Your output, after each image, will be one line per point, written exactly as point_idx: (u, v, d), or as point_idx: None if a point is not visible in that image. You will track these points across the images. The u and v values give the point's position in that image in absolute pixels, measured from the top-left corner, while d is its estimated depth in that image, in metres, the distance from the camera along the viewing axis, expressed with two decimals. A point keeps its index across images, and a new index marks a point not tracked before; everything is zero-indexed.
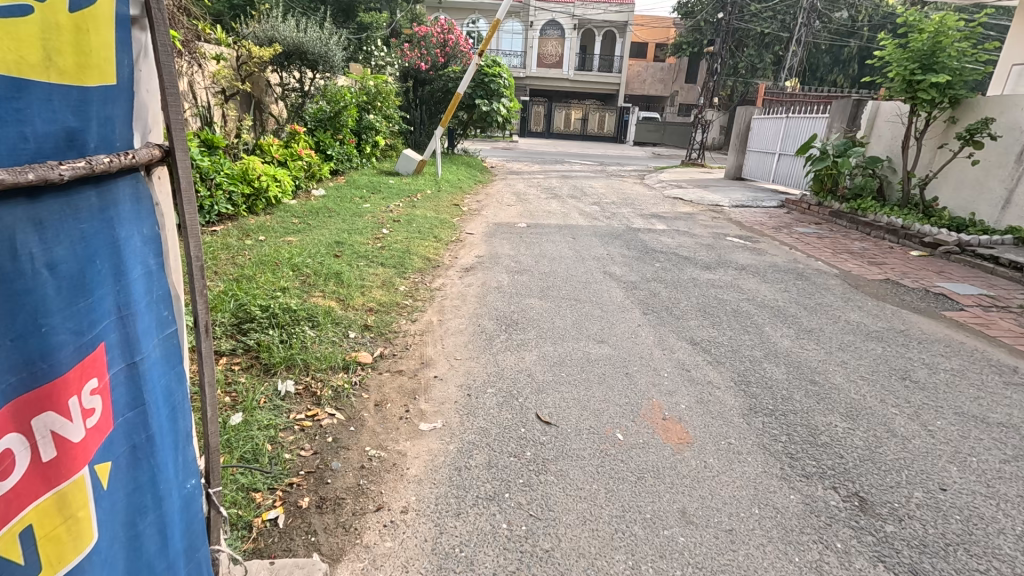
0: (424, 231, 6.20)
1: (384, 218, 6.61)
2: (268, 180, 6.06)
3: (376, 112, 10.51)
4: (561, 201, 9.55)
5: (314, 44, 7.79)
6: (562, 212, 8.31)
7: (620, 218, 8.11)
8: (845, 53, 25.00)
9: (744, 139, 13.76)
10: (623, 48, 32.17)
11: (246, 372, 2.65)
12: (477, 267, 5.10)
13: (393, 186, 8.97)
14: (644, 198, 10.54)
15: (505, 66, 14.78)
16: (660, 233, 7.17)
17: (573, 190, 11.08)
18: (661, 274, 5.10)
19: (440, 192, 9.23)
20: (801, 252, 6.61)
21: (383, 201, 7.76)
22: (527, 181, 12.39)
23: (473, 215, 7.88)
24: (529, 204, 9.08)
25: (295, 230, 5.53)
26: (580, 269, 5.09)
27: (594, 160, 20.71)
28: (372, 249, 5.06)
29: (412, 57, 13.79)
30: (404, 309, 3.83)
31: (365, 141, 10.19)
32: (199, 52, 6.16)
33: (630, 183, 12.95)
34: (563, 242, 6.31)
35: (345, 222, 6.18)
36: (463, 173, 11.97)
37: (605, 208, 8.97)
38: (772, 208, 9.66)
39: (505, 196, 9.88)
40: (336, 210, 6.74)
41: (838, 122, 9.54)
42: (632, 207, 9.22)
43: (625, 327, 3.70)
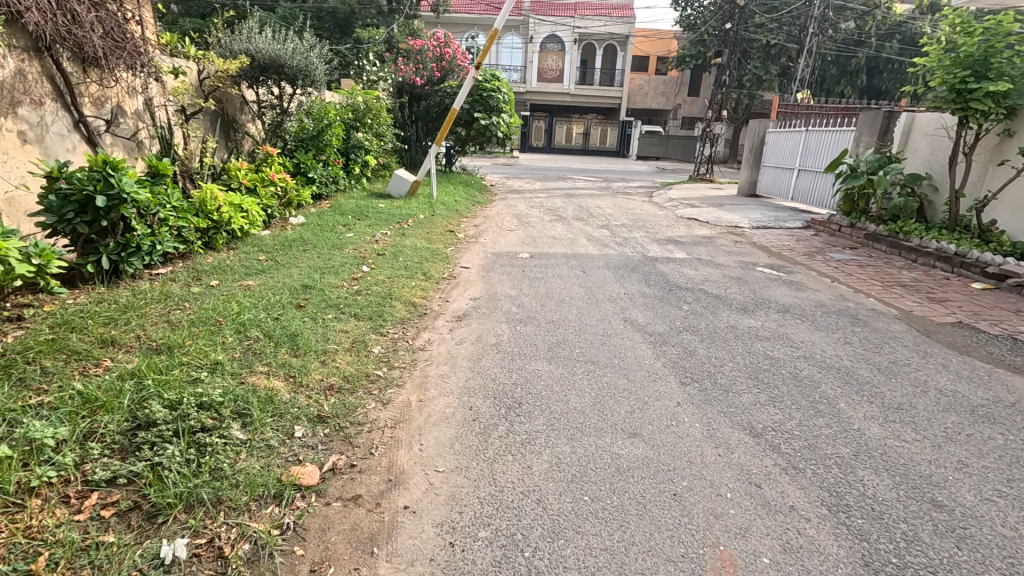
0: (411, 267, 5.39)
1: (367, 251, 5.82)
2: (231, 211, 5.26)
3: (365, 131, 9.79)
4: (566, 225, 8.75)
5: (293, 57, 7.08)
6: (569, 239, 7.50)
7: (632, 245, 7.29)
8: (853, 64, 24.40)
9: (758, 154, 13.03)
10: (624, 61, 31.66)
11: (118, 524, 1.79)
12: (472, 314, 4.27)
13: (382, 210, 8.18)
14: (656, 218, 9.75)
15: (504, 81, 14.14)
16: (680, 263, 6.35)
17: (578, 211, 10.29)
18: (692, 321, 4.26)
19: (434, 216, 8.44)
20: (845, 284, 5.77)
21: (369, 229, 6.98)
22: (529, 201, 11.63)
23: (470, 243, 7.09)
24: (532, 229, 8.29)
25: (259, 270, 4.72)
26: (594, 316, 4.26)
27: (599, 175, 20.02)
28: (345, 295, 4.24)
29: (407, 71, 13.09)
30: (373, 385, 2.99)
31: (354, 161, 9.46)
32: (155, 65, 5.40)
33: (639, 202, 12.17)
34: (572, 277, 5.49)
35: (322, 257, 5.39)
36: (460, 193, 11.22)
37: (615, 232, 8.16)
38: (797, 230, 8.85)
39: (506, 219, 9.10)
40: (313, 242, 5.95)
41: (868, 135, 8.75)
42: (645, 231, 8.40)
43: (661, 408, 2.85)
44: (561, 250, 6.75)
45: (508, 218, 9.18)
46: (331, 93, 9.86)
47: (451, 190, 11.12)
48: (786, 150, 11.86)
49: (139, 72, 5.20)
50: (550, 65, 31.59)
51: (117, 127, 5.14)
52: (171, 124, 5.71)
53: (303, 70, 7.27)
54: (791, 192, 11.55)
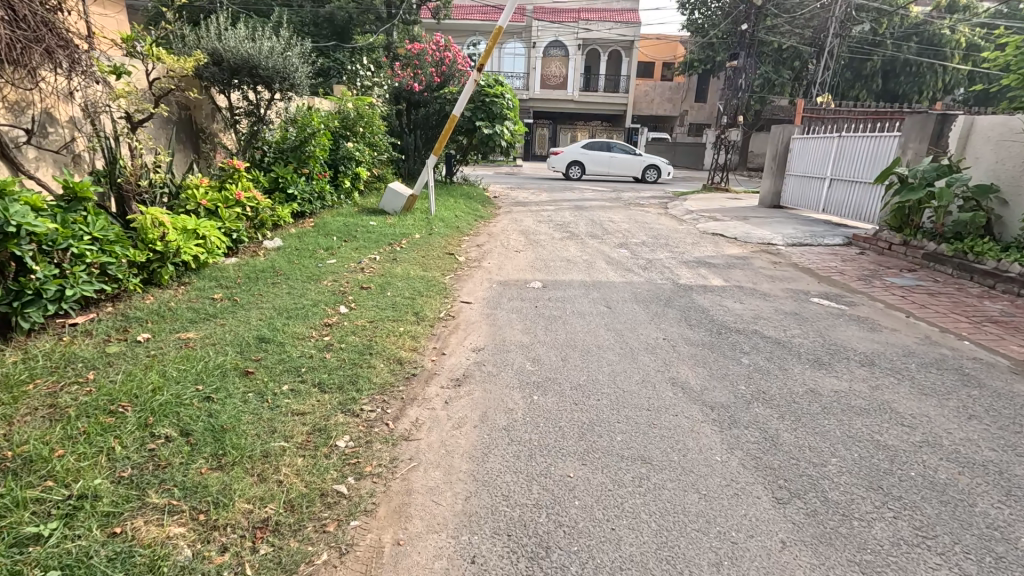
0: (401, 303, 4.46)
1: (349, 283, 4.90)
2: (180, 239, 4.34)
3: (356, 140, 8.90)
4: (581, 243, 7.80)
5: (267, 57, 6.18)
6: (586, 261, 6.55)
7: (659, 269, 6.33)
8: (868, 67, 23.59)
9: (783, 162, 12.11)
10: (630, 67, 30.88)
11: None
12: (474, 375, 3.32)
13: (372, 229, 7.27)
14: (679, 235, 8.80)
15: (508, 86, 13.30)
16: (719, 293, 5.38)
17: (591, 226, 9.34)
18: (760, 383, 3.29)
19: (431, 235, 7.52)
20: (923, 320, 4.81)
21: (356, 253, 6.08)
22: (536, 215, 10.70)
23: (472, 268, 6.15)
24: (541, 249, 7.34)
25: (207, 316, 3.77)
26: (632, 378, 3.30)
27: (606, 184, 19.16)
28: (309, 353, 3.29)
29: (404, 77, 12.24)
30: (330, 515, 2.03)
31: (344, 174, 8.58)
32: (94, 63, 4.45)
33: (655, 215, 11.22)
34: (595, 314, 4.55)
35: (292, 293, 4.46)
36: (461, 207, 10.32)
37: (637, 253, 7.20)
38: (840, 248, 7.89)
39: (511, 237, 8.20)
40: (285, 273, 5.03)
41: (916, 141, 7.79)
42: (670, 251, 7.44)
43: (762, 559, 1.88)
44: (577, 276, 5.79)
45: (514, 236, 8.26)
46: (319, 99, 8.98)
47: (451, 204, 10.21)
48: (816, 158, 10.93)
49: (72, 71, 4.25)
50: (554, 71, 30.82)
51: (43, 139, 4.27)
52: (115, 134, 4.78)
53: (281, 71, 6.36)
54: (821, 203, 10.63)
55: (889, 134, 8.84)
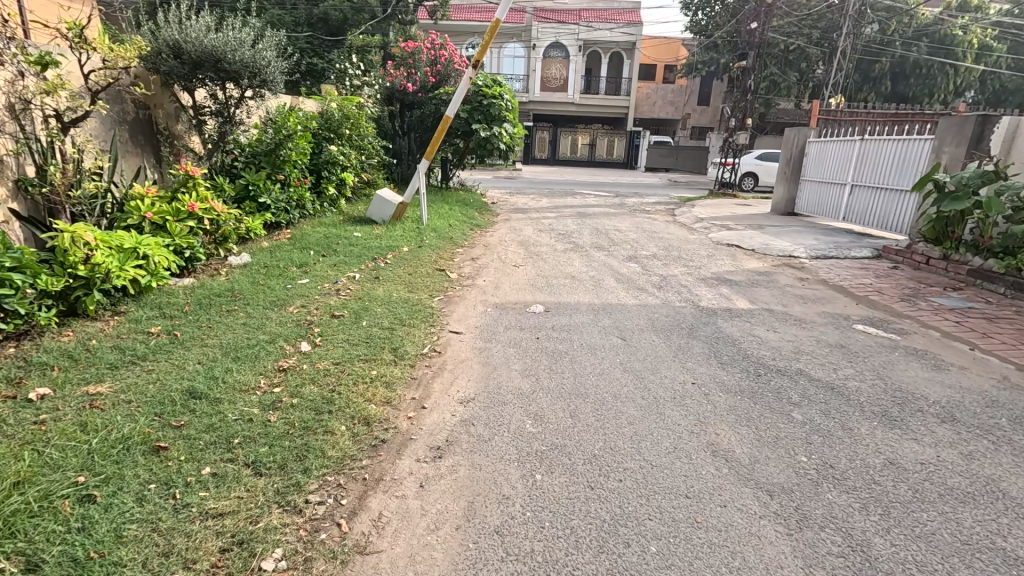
0: (376, 337, 3.75)
1: (319, 309, 4.19)
2: (113, 261, 3.65)
3: (340, 143, 8.22)
4: (586, 256, 7.11)
5: (233, 49, 5.46)
6: (594, 279, 5.86)
7: (675, 287, 5.64)
8: (876, 69, 22.99)
9: (797, 167, 11.45)
10: (631, 70, 30.29)
11: None
12: (459, 442, 2.62)
13: (355, 242, 6.58)
14: (692, 246, 8.11)
15: (506, 86, 12.66)
16: (748, 319, 4.69)
17: (596, 236, 8.64)
18: (823, 452, 2.59)
19: (421, 248, 6.83)
20: (989, 352, 4.13)
21: (333, 270, 5.38)
22: (536, 224, 10.02)
23: (464, 287, 5.46)
24: (542, 263, 6.66)
25: (132, 359, 3.08)
26: (660, 446, 2.60)
27: (608, 189, 18.49)
28: (249, 415, 2.58)
29: (398, 76, 11.57)
30: None
31: (327, 180, 7.89)
32: (10, 52, 3.72)
33: (663, 223, 10.52)
34: (607, 349, 3.85)
35: (247, 325, 3.76)
36: (455, 214, 9.63)
37: (650, 268, 6.50)
38: (870, 261, 7.20)
39: (509, 249, 7.51)
40: (245, 296, 4.33)
41: (952, 145, 7.14)
42: (685, 265, 6.74)
43: None
44: (584, 298, 5.09)
45: (513, 248, 7.58)
46: (301, 99, 8.28)
47: (445, 211, 9.52)
48: (834, 163, 10.27)
49: None
50: (554, 73, 30.21)
51: None
52: (39, 135, 4.04)
53: (252, 66, 5.66)
54: (841, 211, 9.98)
55: (920, 137, 8.18)
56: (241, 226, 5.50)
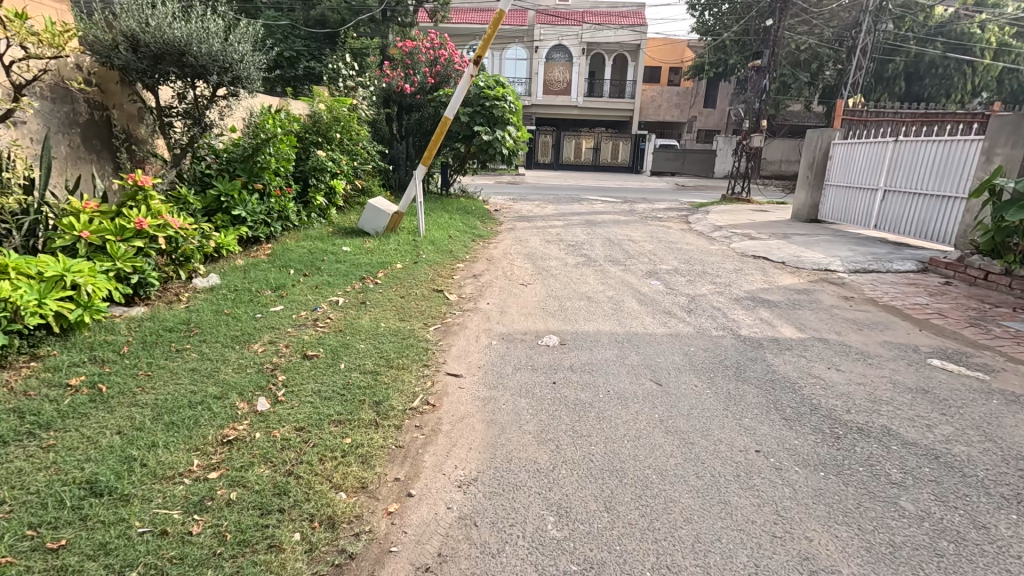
0: (356, 388, 3.02)
1: (290, 348, 3.47)
2: (26, 296, 2.96)
3: (330, 148, 7.54)
4: (601, 272, 6.39)
5: (199, 40, 4.75)
6: (613, 300, 5.14)
7: (708, 311, 4.92)
8: (891, 69, 22.27)
9: (821, 171, 10.76)
10: (636, 72, 29.66)
11: None
12: (457, 559, 1.89)
13: (342, 258, 5.87)
14: (715, 259, 7.38)
15: (510, 88, 12.02)
16: (802, 353, 3.96)
17: (609, 248, 7.93)
18: (963, 573, 1.85)
19: (416, 264, 6.11)
20: None
21: (314, 294, 4.67)
22: (542, 234, 9.31)
23: (464, 311, 4.74)
24: (552, 280, 5.95)
25: (28, 429, 2.37)
26: (736, 566, 1.87)
27: (616, 195, 17.78)
28: (162, 525, 1.87)
29: (395, 77, 10.97)
30: None
31: (316, 188, 7.21)
32: None
33: (679, 232, 9.80)
34: (641, 398, 3.13)
35: (195, 372, 3.04)
36: (455, 225, 8.92)
37: (674, 286, 5.78)
38: (917, 276, 6.46)
39: (514, 264, 6.80)
40: (202, 330, 3.62)
41: (1006, 145, 6.43)
42: (713, 283, 6.02)
43: None
44: (605, 327, 4.37)
45: (519, 262, 6.88)
46: (286, 100, 7.62)
47: (445, 221, 8.81)
48: (863, 167, 9.58)
49: None
50: (557, 77, 29.61)
51: None
52: None
53: (221, 60, 4.96)
54: (872, 218, 9.27)
55: (965, 139, 7.49)
56: (209, 243, 4.79)
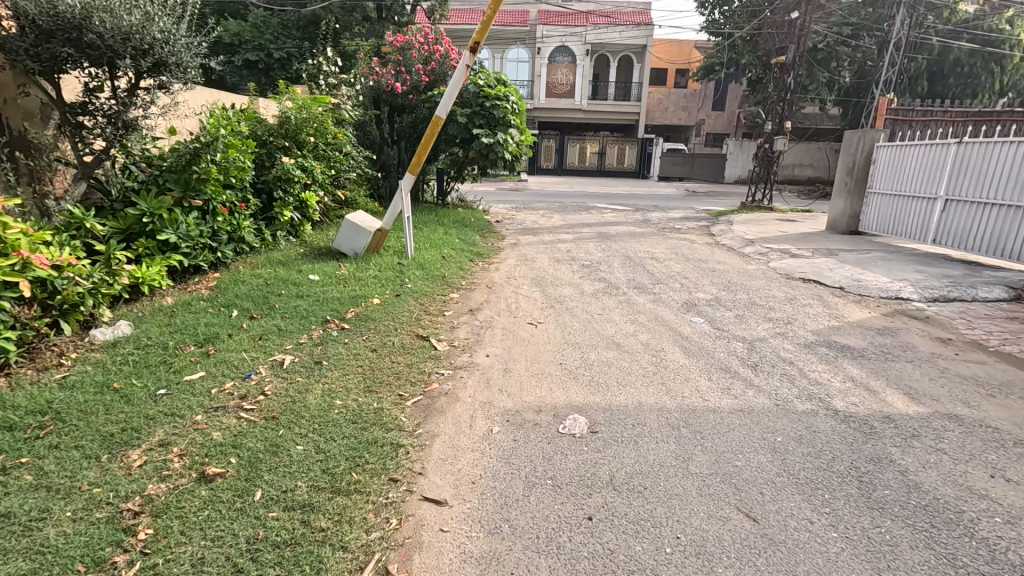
0: (265, 552, 1.84)
1: (182, 459, 2.28)
2: None
3: (300, 155, 6.35)
4: (627, 305, 5.21)
5: (99, 11, 3.57)
6: (650, 351, 3.96)
7: (779, 366, 3.73)
8: (913, 68, 21.14)
9: (862, 177, 9.59)
10: (642, 74, 28.59)
11: None
12: None
13: (305, 292, 4.69)
14: (759, 284, 6.21)
15: (513, 87, 10.90)
16: (937, 443, 2.77)
17: (631, 270, 6.75)
18: None
19: (401, 296, 4.94)
20: None
21: (253, 348, 3.49)
22: (551, 250, 8.15)
23: (455, 372, 3.55)
24: (569, 317, 4.76)
25: None
26: None
27: (627, 202, 16.61)
28: None
29: (384, 74, 9.84)
30: None
31: (283, 202, 6.02)
32: None
33: (706, 248, 8.62)
34: (732, 555, 1.95)
35: (5, 525, 1.87)
36: (450, 241, 7.75)
37: (722, 326, 4.60)
38: (1015, 308, 5.28)
39: (520, 293, 5.63)
40: (61, 426, 2.45)
41: None
42: (768, 319, 4.84)
43: None
44: (648, 398, 3.18)
45: (525, 291, 5.70)
46: (250, 98, 6.46)
47: (438, 238, 7.65)
48: (917, 173, 8.40)
49: None
50: (561, 79, 28.54)
51: None
52: None
53: (136, 40, 3.80)
54: (929, 232, 8.09)
55: None
56: (118, 280, 3.65)
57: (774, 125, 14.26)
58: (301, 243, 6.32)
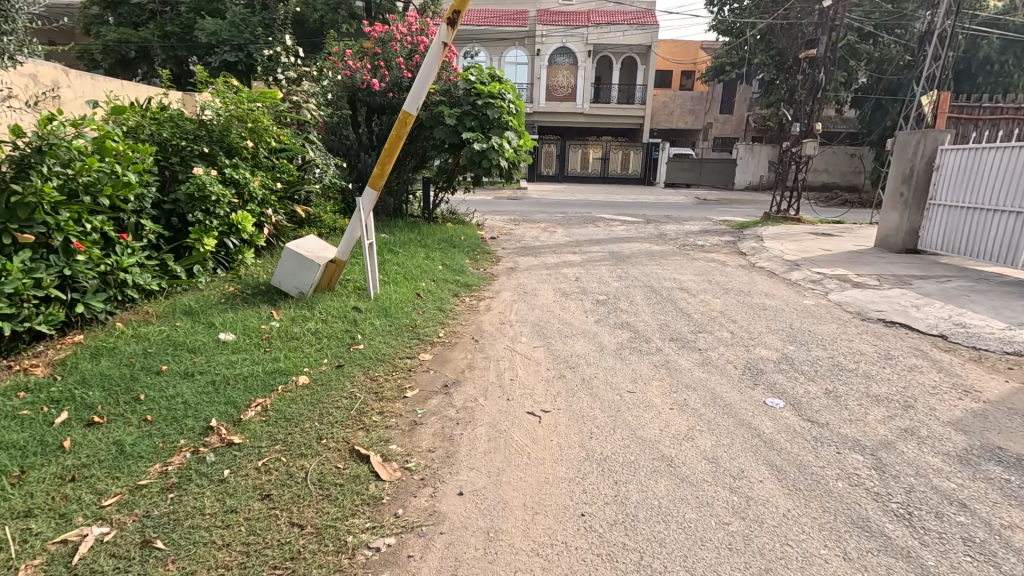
0: None
1: None
2: None
3: (228, 164, 4.87)
4: (665, 373, 3.72)
5: None
6: (723, 481, 2.46)
7: (950, 517, 2.22)
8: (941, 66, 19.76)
9: (922, 186, 8.14)
10: (647, 75, 27.25)
11: None
12: None
13: (200, 366, 3.19)
14: (833, 332, 4.70)
15: (510, 83, 9.46)
16: None
17: (659, 309, 5.26)
18: None
19: (345, 368, 3.42)
20: None
21: (40, 508, 2.00)
22: (555, 279, 6.68)
23: (402, 542, 2.04)
24: (587, 401, 3.26)
25: None
26: None
27: (636, 213, 15.14)
28: None
29: (358, 68, 8.39)
30: None
31: (203, 226, 4.52)
32: None
33: (743, 273, 7.13)
34: None
35: None
36: (430, 269, 6.25)
37: (816, 417, 3.09)
38: None
39: (515, 351, 4.12)
40: None
41: None
42: (876, 399, 3.34)
43: None
44: None
45: (523, 348, 4.19)
46: (165, 91, 4.99)
47: (416, 266, 6.17)
48: (1000, 182, 6.94)
49: None
50: (562, 82, 27.21)
51: None
52: None
53: None
54: (1019, 254, 6.62)
55: None
56: None
57: (802, 127, 12.75)
58: (230, 282, 4.83)
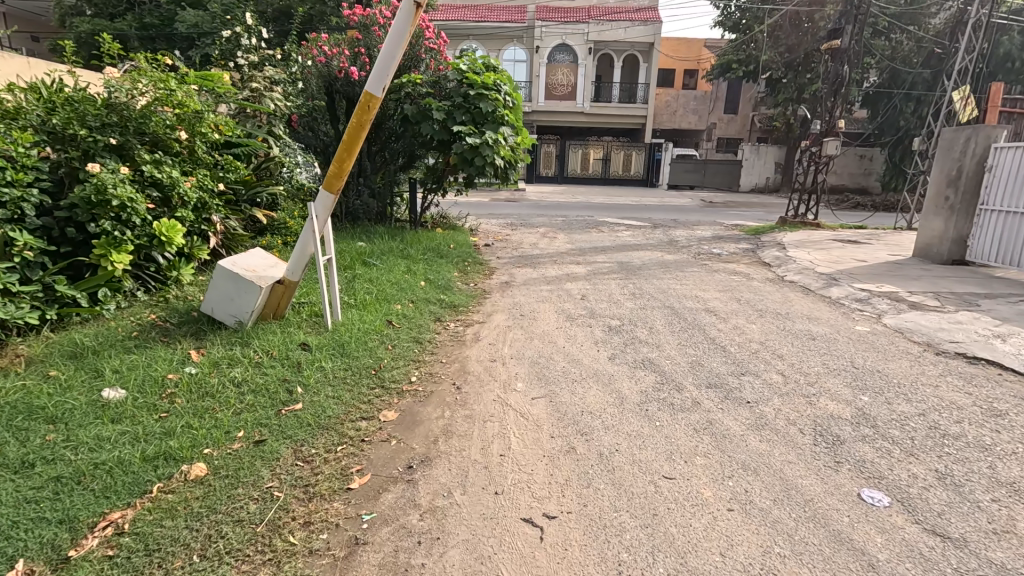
0: None
1: None
2: None
3: (149, 160, 3.91)
4: (710, 444, 2.74)
5: None
6: None
7: None
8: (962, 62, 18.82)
9: (971, 190, 7.20)
10: (650, 74, 26.29)
11: None
12: None
13: (51, 446, 2.24)
14: (909, 374, 3.72)
15: (506, 74, 8.47)
16: None
17: (686, 340, 4.28)
18: None
19: (265, 444, 2.44)
20: None
21: None
22: (558, 297, 5.69)
23: None
24: (608, 500, 2.27)
25: None
26: None
27: (642, 217, 14.16)
28: None
29: (335, 54, 7.23)
30: None
31: (111, 238, 3.56)
32: None
33: (774, 291, 6.16)
34: None
35: None
36: (409, 287, 5.26)
37: (943, 528, 2.12)
38: None
39: (507, 406, 3.13)
40: None
41: None
42: (1014, 491, 2.37)
43: None
44: None
45: (518, 401, 3.20)
46: (68, 69, 4.01)
47: (393, 284, 5.19)
48: None
49: None
50: (561, 80, 26.24)
51: None
52: None
53: None
54: None
55: None
56: None
57: (822, 125, 11.79)
58: (151, 308, 3.87)
